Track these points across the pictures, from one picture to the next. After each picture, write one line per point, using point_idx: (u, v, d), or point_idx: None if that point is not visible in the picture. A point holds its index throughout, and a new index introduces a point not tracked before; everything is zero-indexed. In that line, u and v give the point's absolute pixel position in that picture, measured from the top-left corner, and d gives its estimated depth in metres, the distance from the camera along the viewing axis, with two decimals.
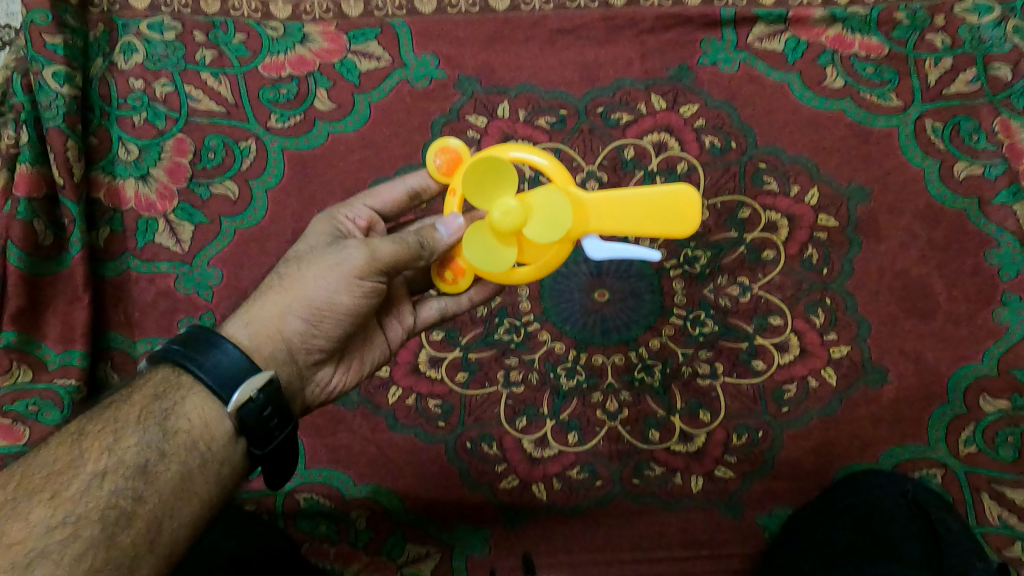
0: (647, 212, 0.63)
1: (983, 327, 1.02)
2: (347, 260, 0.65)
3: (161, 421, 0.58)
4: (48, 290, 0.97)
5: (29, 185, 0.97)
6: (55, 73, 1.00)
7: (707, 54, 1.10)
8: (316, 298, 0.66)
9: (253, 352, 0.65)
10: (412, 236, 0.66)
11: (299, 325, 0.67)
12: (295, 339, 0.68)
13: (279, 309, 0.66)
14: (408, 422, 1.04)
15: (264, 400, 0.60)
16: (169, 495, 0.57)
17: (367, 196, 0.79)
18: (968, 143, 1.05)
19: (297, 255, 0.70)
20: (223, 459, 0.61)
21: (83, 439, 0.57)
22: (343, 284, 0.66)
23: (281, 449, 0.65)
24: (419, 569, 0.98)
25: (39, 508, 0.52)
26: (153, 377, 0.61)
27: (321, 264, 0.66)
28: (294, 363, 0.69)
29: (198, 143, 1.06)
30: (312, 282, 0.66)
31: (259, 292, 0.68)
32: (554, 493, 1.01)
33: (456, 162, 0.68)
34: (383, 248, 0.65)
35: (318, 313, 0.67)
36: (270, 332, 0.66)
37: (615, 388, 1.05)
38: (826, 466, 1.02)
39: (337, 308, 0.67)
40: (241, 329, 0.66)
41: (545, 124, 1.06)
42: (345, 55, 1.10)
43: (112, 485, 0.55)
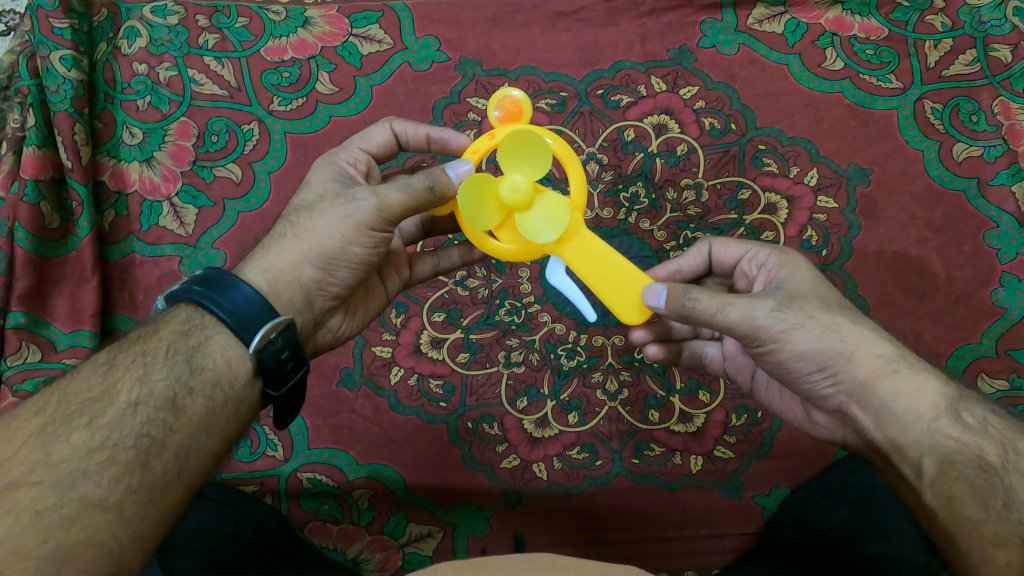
0: (609, 274, 0.71)
1: (981, 308, 1.00)
2: (357, 211, 0.66)
3: (188, 358, 0.60)
4: (57, 271, 0.99)
5: (36, 168, 0.98)
6: (63, 58, 1.02)
7: (707, 36, 1.10)
8: (329, 248, 0.67)
9: (272, 296, 0.66)
10: (420, 181, 0.66)
11: (314, 273, 0.68)
12: (312, 286, 0.69)
13: (295, 257, 0.67)
14: (410, 402, 1.05)
15: (283, 343, 0.63)
16: (196, 428, 0.58)
17: (358, 138, 0.78)
18: (967, 125, 1.05)
19: (305, 204, 0.70)
20: (240, 398, 0.62)
21: (116, 371, 0.58)
22: (354, 234, 0.67)
23: (293, 391, 0.67)
24: (420, 547, 0.99)
25: (78, 431, 0.53)
26: (175, 316, 0.63)
27: (333, 213, 0.67)
28: (311, 310, 0.70)
29: (201, 126, 1.07)
30: (325, 232, 0.67)
31: (273, 239, 0.69)
32: (555, 473, 1.02)
33: (511, 116, 0.69)
34: (391, 198, 0.66)
35: (332, 262, 0.68)
36: (286, 278, 0.67)
37: (614, 368, 1.06)
38: (823, 447, 1.03)
39: (351, 258, 0.68)
40: (258, 274, 0.67)
41: (546, 106, 1.07)
42: (347, 38, 1.11)
43: (145, 414, 0.56)
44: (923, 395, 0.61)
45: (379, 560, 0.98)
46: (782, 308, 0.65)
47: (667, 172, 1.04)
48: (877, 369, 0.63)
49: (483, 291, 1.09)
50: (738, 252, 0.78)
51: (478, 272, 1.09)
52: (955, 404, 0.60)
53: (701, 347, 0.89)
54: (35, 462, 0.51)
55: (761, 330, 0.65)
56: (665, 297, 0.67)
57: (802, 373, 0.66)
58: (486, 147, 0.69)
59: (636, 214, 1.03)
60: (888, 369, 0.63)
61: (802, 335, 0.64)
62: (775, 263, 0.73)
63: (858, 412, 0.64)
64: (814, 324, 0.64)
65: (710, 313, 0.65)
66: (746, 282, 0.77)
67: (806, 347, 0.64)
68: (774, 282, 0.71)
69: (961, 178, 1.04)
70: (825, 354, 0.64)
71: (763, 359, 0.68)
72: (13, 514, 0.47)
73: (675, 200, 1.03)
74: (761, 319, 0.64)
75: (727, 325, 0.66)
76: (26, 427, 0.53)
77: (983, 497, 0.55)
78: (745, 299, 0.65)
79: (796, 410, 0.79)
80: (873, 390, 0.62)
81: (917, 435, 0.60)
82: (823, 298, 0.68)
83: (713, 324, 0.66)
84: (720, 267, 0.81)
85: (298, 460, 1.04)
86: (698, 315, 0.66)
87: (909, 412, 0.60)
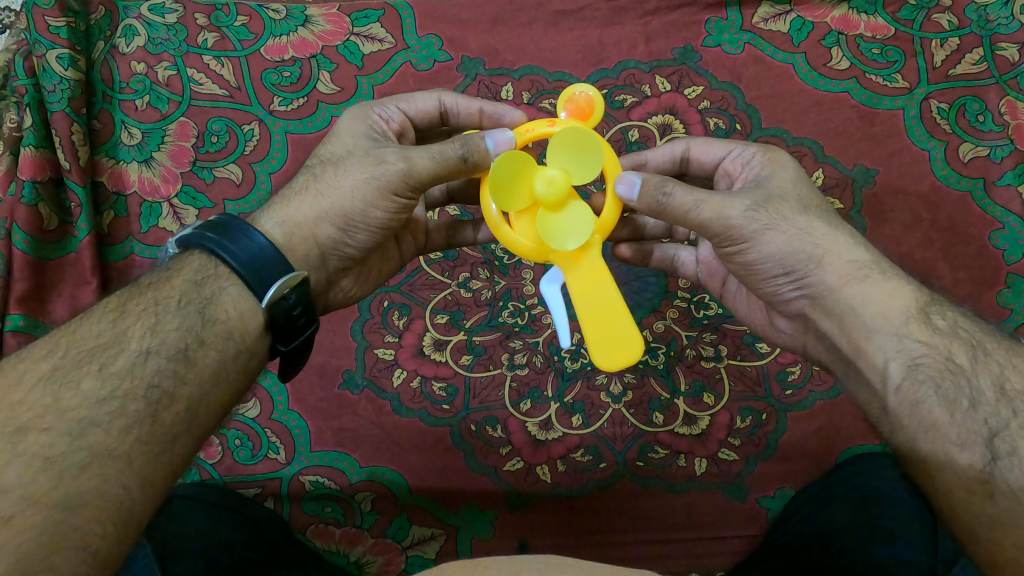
0: (613, 304, 0.69)
1: (987, 309, 0.99)
2: (382, 173, 0.67)
3: (200, 308, 0.60)
4: (56, 273, 0.98)
5: (33, 169, 0.97)
6: (60, 57, 1.00)
7: (712, 35, 1.09)
8: (350, 208, 0.68)
9: (287, 250, 0.67)
10: (456, 150, 0.65)
11: (332, 232, 0.69)
12: (328, 245, 0.70)
13: (315, 214, 0.69)
14: (413, 405, 1.05)
15: (296, 300, 0.63)
16: (207, 379, 0.58)
17: (400, 98, 0.77)
18: (973, 124, 1.05)
19: (330, 157, 0.71)
20: (252, 351, 0.62)
21: (127, 317, 0.58)
22: (376, 197, 0.68)
23: (302, 347, 0.68)
24: (424, 551, 0.98)
25: (89, 378, 0.53)
26: (189, 265, 0.63)
27: (358, 172, 0.68)
28: (325, 268, 0.72)
29: (201, 126, 1.06)
30: (348, 191, 0.68)
31: (294, 192, 0.70)
32: (558, 476, 1.02)
33: (581, 111, 0.68)
34: (420, 164, 0.66)
35: (351, 223, 0.69)
36: (304, 233, 0.69)
37: (619, 370, 1.06)
38: (828, 448, 1.02)
39: (371, 221, 0.69)
40: (275, 226, 0.68)
41: (549, 106, 1.06)
42: (348, 37, 1.09)
43: (156, 364, 0.56)
44: (892, 301, 0.63)
45: (382, 563, 0.98)
46: (757, 209, 0.66)
47: None
48: (848, 275, 0.65)
49: (485, 294, 1.08)
50: (721, 151, 0.77)
51: (481, 274, 1.09)
52: (925, 309, 0.63)
53: (675, 251, 0.90)
54: (44, 409, 0.50)
55: (734, 230, 0.66)
56: (639, 188, 0.66)
57: (768, 276, 0.68)
58: (541, 131, 0.67)
59: None
60: (860, 275, 0.64)
61: (773, 236, 0.65)
62: (760, 162, 0.73)
63: (822, 317, 0.67)
64: (784, 227, 0.66)
65: (684, 210, 0.65)
66: (728, 181, 0.77)
67: (775, 249, 0.66)
68: (754, 179, 0.71)
69: (967, 178, 1.03)
70: (796, 260, 0.66)
71: (731, 259, 0.69)
72: (24, 459, 0.47)
73: None
74: (735, 218, 0.65)
75: (700, 225, 0.67)
76: (35, 371, 0.53)
77: (950, 397, 0.58)
78: (720, 198, 0.65)
79: (759, 318, 0.81)
80: (839, 295, 0.65)
81: (883, 341, 0.62)
82: (802, 200, 0.69)
83: (685, 223, 0.67)
84: (698, 166, 0.81)
85: (300, 462, 1.03)
86: (672, 211, 0.66)
87: (877, 317, 0.63)
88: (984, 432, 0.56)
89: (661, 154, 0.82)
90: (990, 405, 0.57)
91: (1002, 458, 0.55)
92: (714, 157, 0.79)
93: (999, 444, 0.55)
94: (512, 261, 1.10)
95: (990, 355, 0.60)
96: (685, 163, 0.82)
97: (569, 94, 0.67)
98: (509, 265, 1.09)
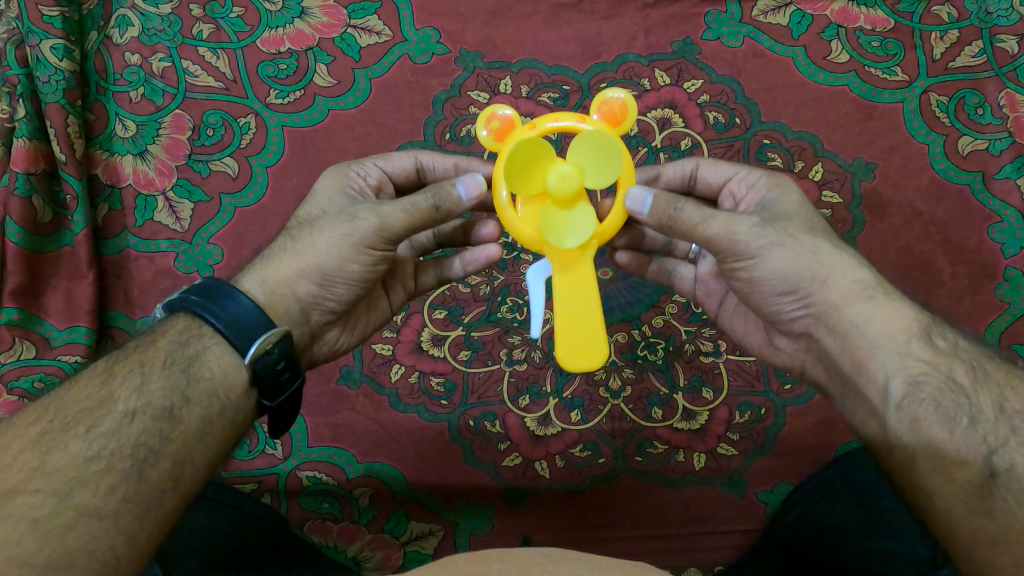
0: (592, 311, 0.69)
1: (985, 303, 0.99)
2: (357, 229, 0.66)
3: (185, 368, 0.59)
4: (50, 267, 0.97)
5: (28, 161, 0.96)
6: (54, 47, 0.99)
7: (711, 28, 1.09)
8: (327, 265, 0.67)
9: (267, 307, 0.66)
10: (426, 199, 0.65)
11: (311, 288, 0.68)
12: (308, 300, 0.69)
13: (292, 270, 0.68)
14: (410, 400, 1.04)
15: (279, 354, 0.62)
16: (193, 437, 0.57)
17: (380, 158, 0.79)
18: (973, 118, 1.04)
19: (308, 218, 0.70)
20: (237, 408, 0.61)
21: (113, 378, 0.57)
22: (351, 252, 0.67)
23: (287, 402, 0.67)
24: (422, 546, 0.98)
25: (76, 440, 0.53)
26: (173, 325, 0.62)
27: (332, 230, 0.67)
28: (307, 323, 0.70)
29: (196, 119, 1.05)
30: (323, 249, 0.67)
31: (272, 251, 0.70)
32: (557, 471, 1.02)
33: (611, 116, 0.67)
34: (394, 219, 0.66)
35: (330, 279, 0.68)
36: (283, 289, 0.67)
37: (618, 365, 1.05)
38: (826, 442, 1.02)
39: (348, 275, 0.68)
40: (256, 284, 0.67)
41: (548, 99, 1.05)
42: (345, 29, 1.08)
43: (142, 424, 0.55)
44: (895, 320, 0.63)
45: (380, 559, 0.97)
46: (764, 226, 0.65)
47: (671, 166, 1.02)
48: (853, 294, 0.64)
49: (484, 289, 1.08)
50: (727, 172, 0.77)
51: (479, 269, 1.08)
52: (928, 329, 0.62)
53: (674, 266, 0.88)
54: (31, 471, 0.50)
55: (739, 248, 0.65)
56: (650, 204, 0.65)
57: (773, 294, 0.67)
58: (568, 125, 0.66)
59: None
60: (864, 295, 0.64)
61: (779, 254, 0.64)
62: (765, 185, 0.73)
63: (826, 336, 0.66)
64: (791, 245, 0.65)
65: (693, 225, 0.64)
66: (733, 202, 0.76)
67: (780, 266, 0.65)
68: (759, 203, 0.71)
69: (966, 172, 1.03)
70: (801, 278, 0.65)
71: (736, 276, 0.68)
72: (10, 522, 0.47)
73: None
74: (743, 234, 0.64)
75: (708, 241, 0.65)
76: (23, 436, 0.52)
77: (950, 415, 0.58)
78: (727, 214, 0.65)
79: (757, 335, 0.80)
80: (843, 314, 0.64)
81: (885, 359, 0.62)
82: (807, 221, 0.68)
83: (692, 237, 0.66)
84: (705, 186, 0.80)
85: (297, 458, 1.02)
86: (682, 227, 0.65)
87: (880, 336, 0.62)
88: (983, 449, 0.56)
89: (673, 170, 0.80)
90: (990, 423, 0.57)
91: (1000, 475, 0.55)
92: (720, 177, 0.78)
93: (998, 460, 0.56)
94: (511, 256, 1.09)
95: (990, 374, 0.60)
96: (692, 184, 0.81)
97: (603, 98, 0.66)
98: (508, 259, 1.09)
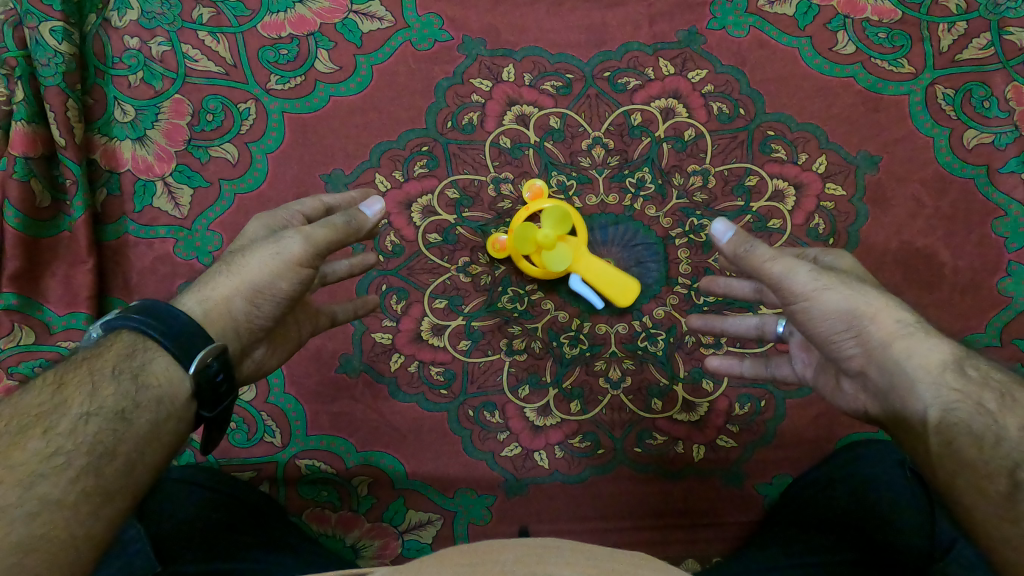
0: None
1: (986, 297, 0.99)
2: (286, 249, 0.67)
3: (135, 373, 0.58)
4: (48, 252, 0.96)
5: (26, 144, 0.95)
6: (53, 30, 0.97)
7: (717, 18, 1.07)
8: (258, 282, 0.66)
9: (206, 325, 0.64)
10: (340, 218, 0.71)
11: (244, 304, 0.66)
12: (241, 317, 0.67)
13: (226, 288, 0.66)
14: (410, 389, 1.04)
15: (219, 366, 0.62)
16: (144, 438, 0.56)
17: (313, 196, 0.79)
18: (979, 111, 1.04)
19: (240, 246, 0.71)
20: (179, 416, 0.60)
21: (64, 385, 0.56)
22: (282, 272, 0.67)
23: (224, 412, 0.66)
24: (420, 534, 1.00)
25: (29, 444, 0.51)
26: (121, 336, 0.60)
27: (262, 252, 0.67)
28: (241, 340, 0.68)
29: (196, 104, 1.04)
30: (255, 266, 0.66)
31: (209, 273, 0.68)
32: (555, 461, 1.02)
33: None
34: (316, 235, 0.69)
35: (260, 296, 0.67)
36: (218, 307, 0.65)
37: (618, 356, 1.03)
38: (826, 435, 1.02)
39: (278, 293, 0.68)
40: (192, 303, 0.65)
41: (551, 88, 1.05)
42: (347, 15, 1.07)
43: (95, 428, 0.54)
44: (933, 353, 0.61)
45: (378, 547, 0.99)
46: (822, 272, 0.66)
47: (674, 158, 1.03)
48: (894, 331, 0.63)
49: (485, 278, 1.04)
50: None
51: (481, 259, 1.04)
52: (961, 359, 0.61)
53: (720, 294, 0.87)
54: None
55: (799, 290, 0.66)
56: (730, 233, 0.70)
57: (829, 335, 0.67)
58: None
59: (641, 200, 1.03)
60: (906, 330, 0.63)
61: (835, 298, 0.65)
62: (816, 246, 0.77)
63: (874, 372, 0.65)
64: (847, 288, 0.66)
65: (762, 260, 0.67)
66: None
67: (837, 309, 0.65)
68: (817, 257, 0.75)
69: (971, 165, 1.03)
70: (855, 318, 0.64)
71: (794, 319, 0.69)
72: None
73: (681, 186, 1.03)
74: (804, 277, 0.66)
75: (773, 280, 0.67)
76: None
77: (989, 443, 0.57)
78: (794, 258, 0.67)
79: (818, 375, 0.78)
80: (889, 349, 0.63)
81: (925, 390, 0.60)
82: (861, 275, 0.71)
83: (759, 276, 0.68)
84: None
85: (296, 446, 1.02)
86: (751, 263, 0.68)
87: (920, 368, 0.61)
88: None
89: None
90: None
91: (1021, 484, 0.55)
92: None
93: None
94: None
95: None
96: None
97: None
98: None
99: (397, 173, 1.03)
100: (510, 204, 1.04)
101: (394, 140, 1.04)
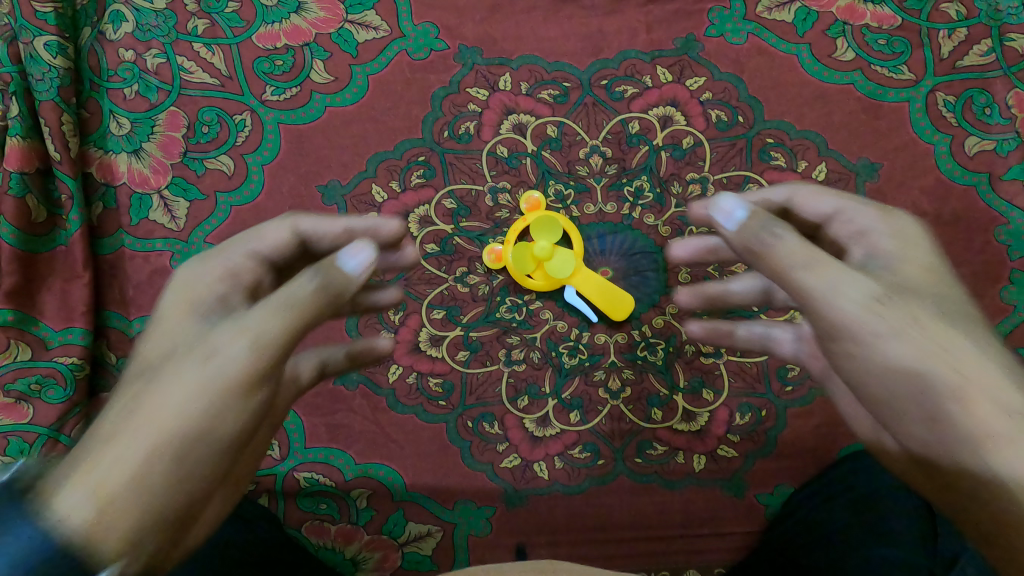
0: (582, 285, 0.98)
1: (991, 305, 0.98)
2: (221, 364, 0.49)
3: None
4: (44, 267, 0.96)
5: (21, 159, 0.94)
6: (47, 44, 0.97)
7: (714, 25, 1.06)
8: (180, 431, 0.47)
9: (92, 532, 0.42)
10: (303, 289, 0.52)
11: (161, 471, 0.46)
12: (160, 494, 0.46)
13: (127, 450, 0.45)
14: (408, 401, 1.03)
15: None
16: None
17: (253, 235, 0.64)
18: (980, 117, 1.03)
19: (152, 361, 0.51)
20: None
21: None
22: (220, 401, 0.48)
23: None
24: (420, 546, 0.99)
25: None
26: None
27: (183, 378, 0.48)
28: (172, 520, 0.47)
29: (192, 116, 1.03)
30: (177, 403, 0.47)
31: (97, 428, 0.47)
32: (556, 472, 1.01)
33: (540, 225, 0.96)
34: (266, 328, 0.50)
35: (181, 451, 0.47)
36: (113, 487, 0.44)
37: (617, 366, 1.02)
38: (828, 445, 1.01)
39: (218, 437, 0.48)
40: (70, 492, 0.43)
41: (548, 97, 1.04)
42: (343, 25, 1.06)
43: None
44: None
45: (378, 559, 0.99)
46: (886, 298, 0.53)
47: (673, 166, 1.03)
48: (984, 420, 0.49)
49: (483, 288, 1.03)
50: (829, 206, 0.66)
51: (479, 268, 1.03)
52: None
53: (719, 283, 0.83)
54: None
55: (845, 320, 0.53)
56: (741, 218, 0.57)
57: (882, 383, 0.55)
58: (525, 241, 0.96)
59: (640, 209, 1.03)
60: (1006, 422, 0.48)
61: (893, 344, 0.52)
62: (883, 228, 0.62)
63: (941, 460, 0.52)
64: (909, 331, 0.52)
65: (786, 266, 0.54)
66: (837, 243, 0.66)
67: (895, 358, 0.52)
68: (885, 262, 0.59)
69: (972, 172, 1.02)
70: (913, 378, 0.52)
71: (837, 354, 0.58)
72: None
73: (680, 195, 1.02)
74: (850, 311, 0.53)
75: (797, 293, 0.55)
76: None
77: None
78: (841, 273, 0.53)
79: (866, 420, 0.68)
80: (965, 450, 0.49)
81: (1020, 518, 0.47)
82: (945, 305, 0.54)
83: (781, 285, 0.56)
84: (801, 218, 0.70)
85: (295, 459, 1.02)
86: (768, 264, 0.56)
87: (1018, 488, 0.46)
88: None
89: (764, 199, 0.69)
90: None
91: None
92: (820, 210, 0.68)
93: None
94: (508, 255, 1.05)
95: None
96: (784, 213, 0.71)
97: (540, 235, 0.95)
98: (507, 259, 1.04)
99: (394, 184, 1.03)
100: (508, 213, 1.03)
101: (390, 150, 1.03)
